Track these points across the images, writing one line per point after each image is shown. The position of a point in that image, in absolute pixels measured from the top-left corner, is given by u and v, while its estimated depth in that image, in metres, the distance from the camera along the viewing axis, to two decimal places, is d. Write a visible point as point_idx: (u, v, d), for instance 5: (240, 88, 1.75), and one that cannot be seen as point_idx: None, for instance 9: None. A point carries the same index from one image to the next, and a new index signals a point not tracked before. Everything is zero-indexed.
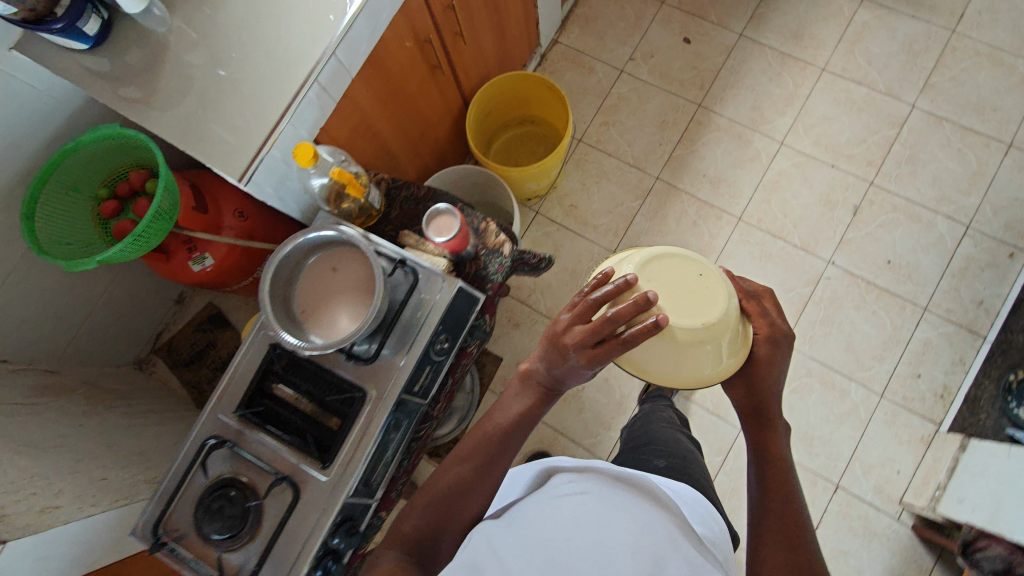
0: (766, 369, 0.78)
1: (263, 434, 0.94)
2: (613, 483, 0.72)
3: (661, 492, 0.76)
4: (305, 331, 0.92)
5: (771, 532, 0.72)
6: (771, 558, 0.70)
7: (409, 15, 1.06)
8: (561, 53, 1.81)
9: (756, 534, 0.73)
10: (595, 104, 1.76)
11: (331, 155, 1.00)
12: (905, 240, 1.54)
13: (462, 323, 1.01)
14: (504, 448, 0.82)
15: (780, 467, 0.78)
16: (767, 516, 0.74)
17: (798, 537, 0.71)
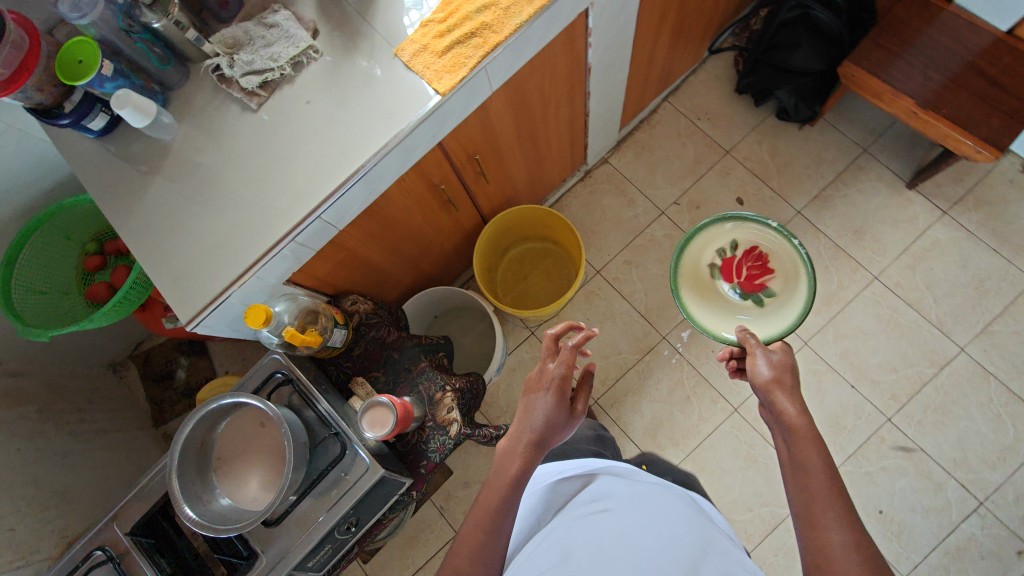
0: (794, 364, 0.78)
1: (147, 565, 0.91)
2: (633, 489, 0.77)
3: (665, 508, 0.73)
4: (212, 484, 0.88)
5: (814, 529, 0.63)
6: (827, 538, 0.62)
7: (423, 170, 1.00)
8: (607, 174, 1.72)
9: (802, 531, 0.65)
10: (624, 238, 1.67)
11: (290, 306, 0.98)
12: (907, 495, 1.40)
13: (377, 505, 0.97)
14: (502, 512, 0.75)
15: (803, 425, 0.72)
16: (799, 498, 0.67)
17: (836, 500, 0.64)
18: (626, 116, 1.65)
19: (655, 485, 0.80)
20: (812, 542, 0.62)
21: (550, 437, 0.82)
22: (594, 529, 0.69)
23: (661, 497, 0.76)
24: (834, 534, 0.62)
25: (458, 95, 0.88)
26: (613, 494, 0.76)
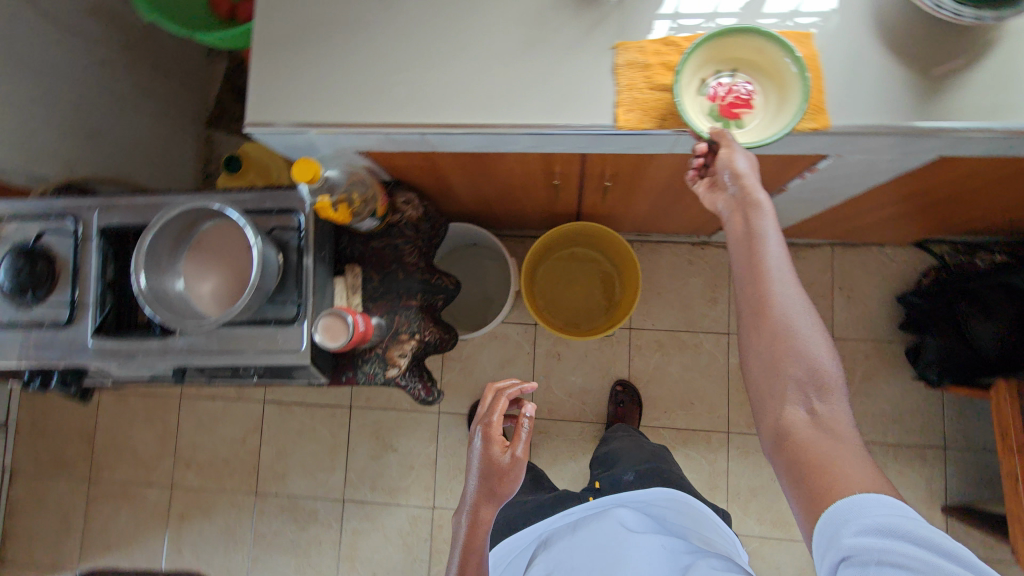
0: (744, 233, 0.74)
1: (96, 263, 1.00)
2: (573, 544, 1.01)
3: (618, 541, 0.98)
4: (176, 259, 0.92)
5: (770, 353, 0.71)
6: (778, 313, 0.70)
7: (550, 161, 0.93)
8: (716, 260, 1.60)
9: (752, 339, 0.72)
10: (673, 324, 1.61)
11: (336, 178, 0.93)
12: None
13: (285, 374, 1.03)
14: (476, 557, 0.91)
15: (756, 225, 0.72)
16: (748, 295, 0.73)
17: (777, 341, 0.70)
18: (785, 231, 1.48)
19: (589, 527, 1.03)
20: (777, 409, 0.70)
21: (505, 479, 0.91)
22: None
23: (608, 528, 1.01)
24: (802, 335, 0.69)
25: (634, 137, 0.77)
26: (573, 548, 1.00)
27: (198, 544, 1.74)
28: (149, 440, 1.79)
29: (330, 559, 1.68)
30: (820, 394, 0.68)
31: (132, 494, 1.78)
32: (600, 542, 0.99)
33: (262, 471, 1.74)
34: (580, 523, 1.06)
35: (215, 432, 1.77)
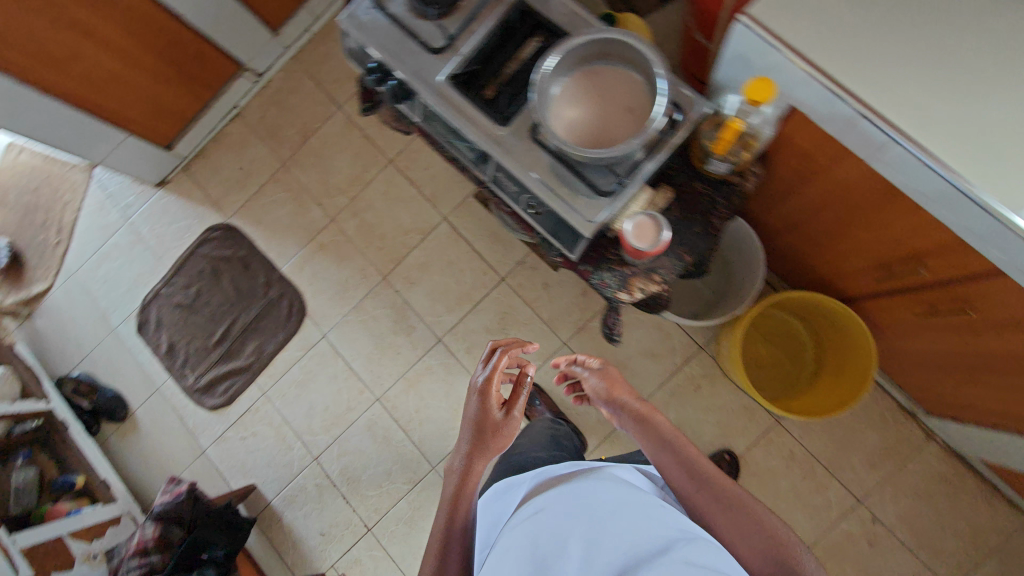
0: (677, 440, 0.94)
1: (492, 24, 1.03)
2: (568, 488, 0.81)
3: (597, 499, 0.76)
4: (569, 71, 0.94)
5: (695, 480, 0.87)
6: (704, 469, 0.89)
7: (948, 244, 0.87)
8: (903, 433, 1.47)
9: (674, 474, 0.90)
10: (816, 449, 1.52)
11: (761, 119, 0.91)
12: None
13: (553, 228, 1.06)
14: (455, 507, 0.92)
15: (665, 425, 0.98)
16: (669, 471, 0.91)
17: (711, 492, 0.85)
18: (1001, 467, 1.33)
19: (590, 477, 0.83)
20: (723, 532, 0.82)
21: (492, 438, 0.97)
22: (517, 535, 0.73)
23: (595, 487, 0.80)
24: (734, 488, 0.86)
25: None
26: (554, 496, 0.79)
27: (314, 278, 1.89)
28: (340, 174, 1.93)
29: (393, 372, 1.80)
30: (783, 555, 0.77)
31: (301, 200, 1.94)
32: (591, 491, 0.78)
33: (402, 266, 1.84)
34: (578, 473, 0.88)
35: (393, 209, 1.87)
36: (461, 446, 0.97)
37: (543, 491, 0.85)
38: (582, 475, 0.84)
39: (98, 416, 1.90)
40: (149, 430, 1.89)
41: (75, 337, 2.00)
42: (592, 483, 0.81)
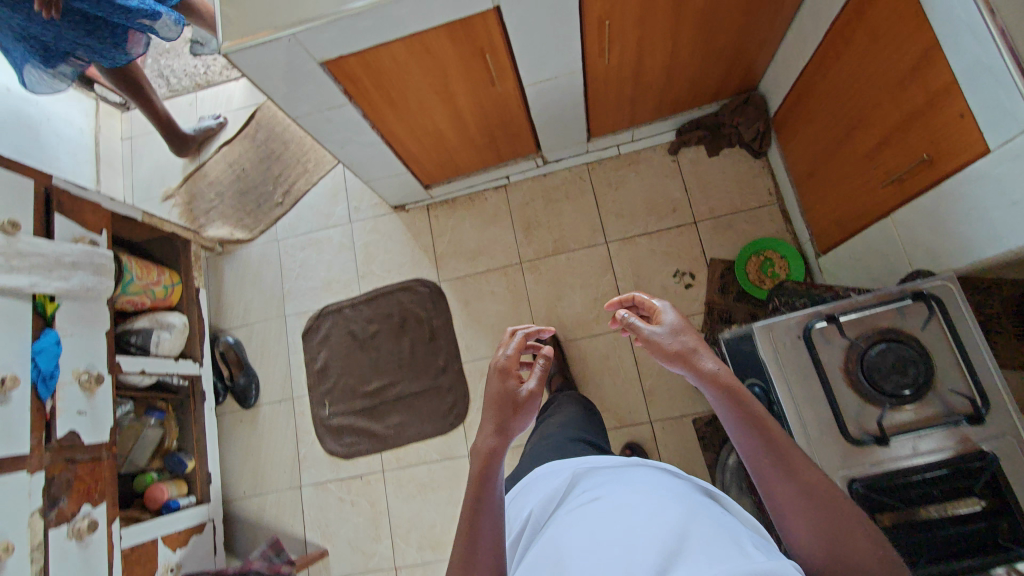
0: (748, 404, 0.65)
1: (936, 460, 0.83)
2: (622, 481, 0.77)
3: (649, 492, 0.70)
4: None
5: (765, 449, 0.61)
6: (788, 485, 0.59)
7: None
8: None
9: (756, 461, 0.62)
10: None
11: None
12: None
13: None
14: (477, 493, 0.73)
15: (723, 382, 0.67)
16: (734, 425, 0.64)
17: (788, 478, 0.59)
18: None
19: (646, 472, 0.79)
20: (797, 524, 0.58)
21: (499, 428, 0.78)
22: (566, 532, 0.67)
23: (653, 479, 0.75)
24: (787, 462, 0.60)
25: None
26: (602, 485, 0.76)
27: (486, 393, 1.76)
28: (568, 309, 1.77)
29: None
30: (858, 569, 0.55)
31: (518, 307, 1.81)
32: (647, 487, 0.73)
33: None
34: (631, 480, 0.76)
35: (602, 377, 1.70)
36: (477, 446, 0.76)
37: (594, 479, 0.81)
38: (639, 472, 0.79)
39: (230, 390, 1.88)
40: (264, 432, 1.84)
41: (249, 299, 1.98)
42: (642, 480, 0.75)
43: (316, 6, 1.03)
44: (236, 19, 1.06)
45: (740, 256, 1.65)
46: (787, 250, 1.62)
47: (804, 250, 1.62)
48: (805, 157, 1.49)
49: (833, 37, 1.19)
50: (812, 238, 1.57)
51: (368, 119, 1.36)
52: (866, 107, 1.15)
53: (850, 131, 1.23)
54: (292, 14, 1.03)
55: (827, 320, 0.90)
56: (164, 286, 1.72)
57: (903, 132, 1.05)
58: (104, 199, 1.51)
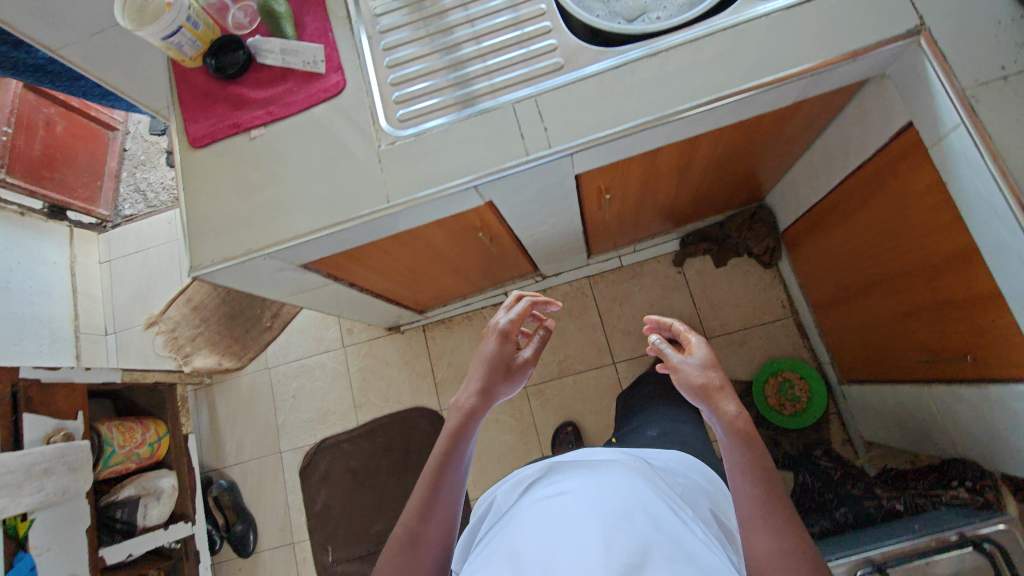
0: (749, 433, 0.70)
1: None
2: (597, 467, 0.76)
3: (621, 485, 0.70)
4: None
5: (746, 473, 0.67)
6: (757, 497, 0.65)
7: None
8: None
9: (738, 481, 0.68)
10: None
11: None
12: None
13: None
14: (448, 447, 0.78)
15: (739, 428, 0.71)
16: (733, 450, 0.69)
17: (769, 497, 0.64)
18: None
19: (624, 463, 0.78)
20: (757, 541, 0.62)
21: (487, 392, 0.83)
22: (522, 514, 0.69)
23: (627, 472, 0.75)
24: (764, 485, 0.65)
25: None
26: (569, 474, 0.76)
27: None
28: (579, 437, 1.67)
29: None
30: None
31: (522, 433, 1.73)
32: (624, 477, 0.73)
33: None
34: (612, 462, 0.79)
35: None
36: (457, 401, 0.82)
37: (568, 462, 0.81)
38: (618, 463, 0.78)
39: (226, 539, 1.78)
40: None
41: (243, 434, 1.88)
42: (610, 468, 0.76)
43: (291, 224, 0.94)
44: (203, 239, 0.97)
45: (759, 377, 1.56)
46: (808, 372, 1.52)
47: (826, 371, 1.53)
48: (820, 286, 1.41)
49: (850, 194, 1.11)
50: (834, 363, 1.48)
51: (355, 287, 1.27)
52: (893, 273, 1.06)
53: (873, 289, 1.15)
54: (265, 234, 0.94)
55: (877, 573, 0.89)
56: (150, 444, 1.62)
57: (940, 315, 0.96)
58: (78, 375, 1.41)
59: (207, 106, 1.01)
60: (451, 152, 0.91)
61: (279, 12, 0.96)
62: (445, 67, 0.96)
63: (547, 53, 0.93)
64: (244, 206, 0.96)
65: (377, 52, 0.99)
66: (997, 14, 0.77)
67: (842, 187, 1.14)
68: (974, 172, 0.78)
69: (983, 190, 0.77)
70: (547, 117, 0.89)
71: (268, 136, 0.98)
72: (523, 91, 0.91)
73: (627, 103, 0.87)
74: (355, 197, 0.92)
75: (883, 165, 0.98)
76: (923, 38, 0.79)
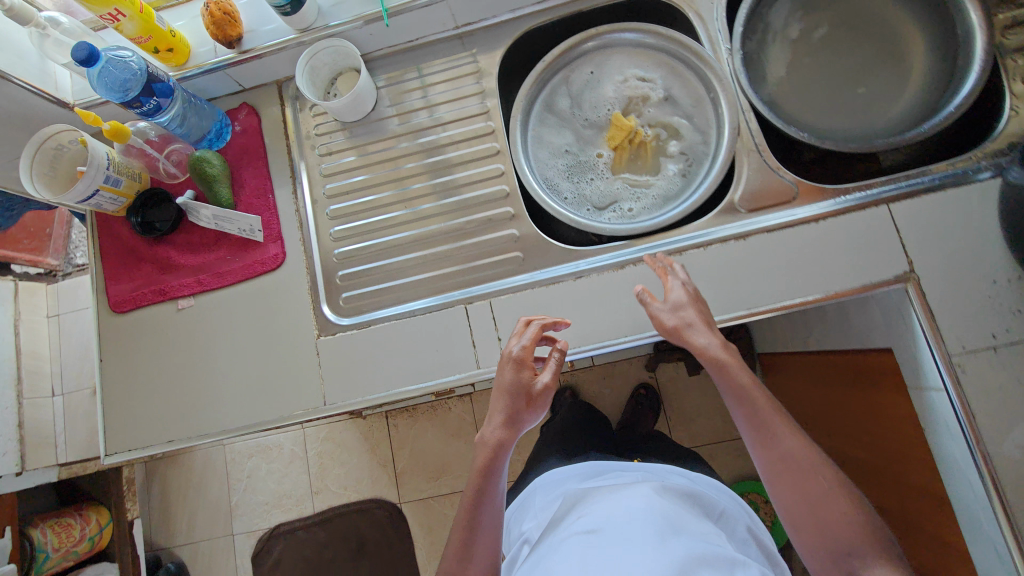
0: (773, 410, 0.64)
1: None
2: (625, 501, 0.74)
3: (653, 525, 0.67)
4: None
5: (783, 467, 0.62)
6: (808, 459, 0.61)
7: None
8: None
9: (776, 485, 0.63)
10: None
11: None
12: None
13: None
14: (479, 497, 0.71)
15: (731, 367, 0.66)
16: (767, 424, 0.64)
17: (794, 475, 0.61)
18: None
19: (648, 494, 0.75)
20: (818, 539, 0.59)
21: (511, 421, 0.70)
22: (557, 557, 0.66)
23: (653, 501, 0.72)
24: (798, 452, 0.62)
25: None
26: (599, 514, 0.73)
27: None
28: None
29: None
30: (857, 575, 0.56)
31: None
32: (652, 507, 0.71)
33: None
34: (637, 488, 0.76)
35: None
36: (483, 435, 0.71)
37: (595, 502, 0.77)
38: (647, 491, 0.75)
39: None
40: None
41: (194, 512, 1.81)
42: (635, 495, 0.74)
43: (216, 416, 0.85)
44: (119, 422, 0.88)
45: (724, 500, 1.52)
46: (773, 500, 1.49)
47: None
48: None
49: (824, 372, 1.06)
50: None
51: None
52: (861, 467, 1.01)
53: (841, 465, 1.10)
54: (188, 424, 0.86)
55: None
56: (90, 539, 1.54)
57: (907, 532, 0.92)
58: None
59: (131, 265, 0.91)
60: (395, 352, 0.83)
61: (212, 174, 0.86)
62: (398, 242, 0.87)
63: (507, 243, 0.85)
64: (166, 387, 0.87)
65: (323, 216, 0.90)
66: (992, 270, 0.71)
67: (815, 360, 1.08)
68: (953, 440, 0.72)
69: (959, 458, 0.72)
70: (500, 322, 0.81)
71: (196, 309, 0.88)
72: (478, 288, 0.83)
73: (589, 317, 0.79)
74: (287, 393, 0.84)
75: (858, 367, 0.93)
76: (910, 282, 0.72)
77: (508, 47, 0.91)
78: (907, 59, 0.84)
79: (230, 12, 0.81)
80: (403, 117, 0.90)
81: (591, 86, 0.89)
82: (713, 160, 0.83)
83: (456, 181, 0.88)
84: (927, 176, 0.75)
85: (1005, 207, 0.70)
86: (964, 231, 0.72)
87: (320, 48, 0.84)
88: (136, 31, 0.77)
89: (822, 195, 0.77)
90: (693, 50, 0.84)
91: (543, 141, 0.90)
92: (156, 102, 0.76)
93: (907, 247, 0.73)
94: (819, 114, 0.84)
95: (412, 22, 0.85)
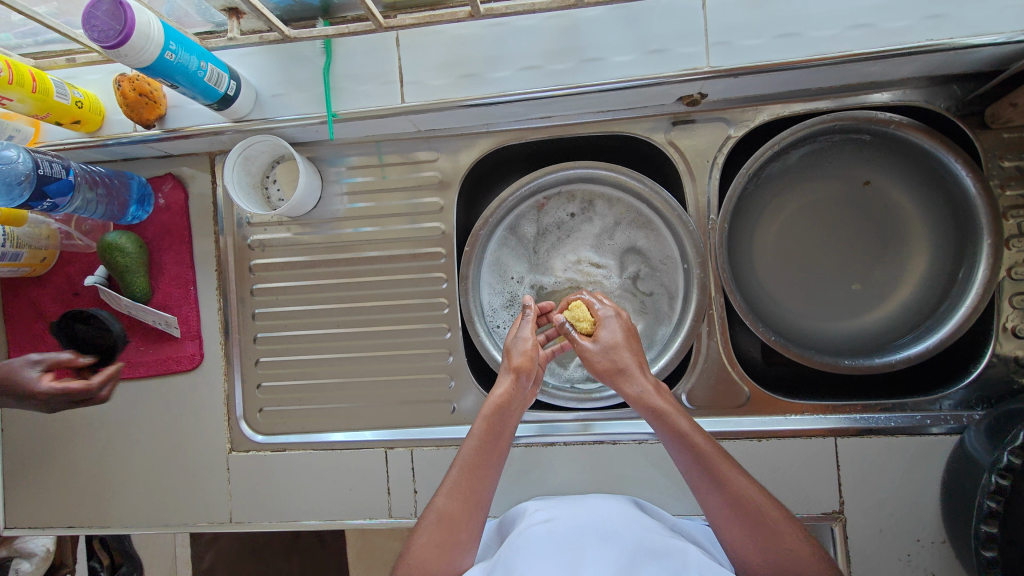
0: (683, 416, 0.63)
1: None
2: (583, 514, 0.63)
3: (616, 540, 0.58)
4: None
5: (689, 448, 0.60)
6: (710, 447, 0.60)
7: None
8: None
9: (706, 498, 0.59)
10: None
11: None
12: None
13: None
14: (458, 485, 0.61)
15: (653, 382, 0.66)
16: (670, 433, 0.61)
17: (707, 467, 0.59)
18: None
19: (605, 505, 0.66)
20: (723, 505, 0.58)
21: (520, 401, 0.67)
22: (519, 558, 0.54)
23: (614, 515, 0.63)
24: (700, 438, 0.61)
25: None
26: (559, 505, 0.66)
27: None
28: None
29: None
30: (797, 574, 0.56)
31: None
32: (614, 519, 0.62)
33: None
34: (593, 502, 0.66)
35: None
36: (493, 395, 0.66)
37: (547, 508, 0.66)
38: (605, 503, 0.66)
39: None
40: None
41: None
42: (597, 510, 0.64)
43: (120, 510, 0.83)
44: (20, 497, 0.84)
45: None
46: None
47: None
48: None
49: None
50: None
51: None
52: None
53: None
54: (90, 514, 0.83)
55: None
56: None
57: None
58: None
59: (35, 335, 0.83)
60: (311, 483, 0.80)
61: (125, 262, 0.77)
62: (331, 364, 0.81)
63: (443, 385, 0.80)
64: (69, 471, 0.84)
65: (251, 318, 0.82)
66: (919, 530, 0.68)
67: None
68: None
69: None
70: (422, 472, 0.78)
71: (105, 395, 0.83)
72: (404, 431, 0.80)
73: (509, 485, 0.77)
74: (194, 502, 0.82)
75: None
76: (836, 524, 0.70)
77: (480, 160, 0.80)
78: (906, 260, 0.76)
79: (147, 92, 0.69)
80: (350, 222, 0.80)
81: (562, 224, 0.82)
82: (670, 338, 0.77)
83: (399, 307, 0.80)
84: (884, 415, 0.71)
85: (948, 476, 0.66)
86: (903, 483, 0.69)
87: (259, 143, 0.72)
88: (31, 111, 0.65)
89: (773, 409, 0.73)
90: (672, 214, 0.74)
91: (499, 273, 0.82)
92: (51, 202, 0.67)
93: (843, 487, 0.70)
94: (796, 303, 0.78)
95: (368, 126, 0.73)
